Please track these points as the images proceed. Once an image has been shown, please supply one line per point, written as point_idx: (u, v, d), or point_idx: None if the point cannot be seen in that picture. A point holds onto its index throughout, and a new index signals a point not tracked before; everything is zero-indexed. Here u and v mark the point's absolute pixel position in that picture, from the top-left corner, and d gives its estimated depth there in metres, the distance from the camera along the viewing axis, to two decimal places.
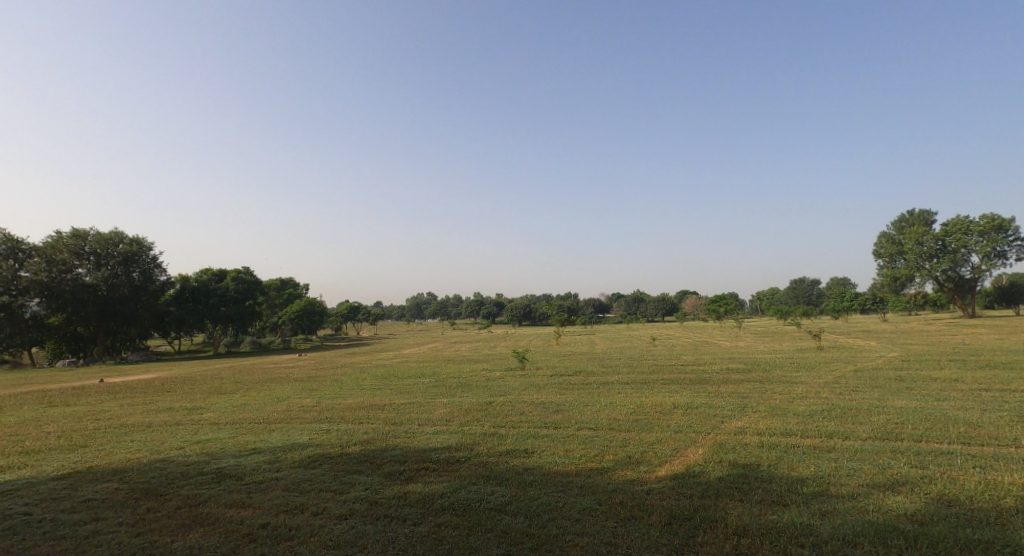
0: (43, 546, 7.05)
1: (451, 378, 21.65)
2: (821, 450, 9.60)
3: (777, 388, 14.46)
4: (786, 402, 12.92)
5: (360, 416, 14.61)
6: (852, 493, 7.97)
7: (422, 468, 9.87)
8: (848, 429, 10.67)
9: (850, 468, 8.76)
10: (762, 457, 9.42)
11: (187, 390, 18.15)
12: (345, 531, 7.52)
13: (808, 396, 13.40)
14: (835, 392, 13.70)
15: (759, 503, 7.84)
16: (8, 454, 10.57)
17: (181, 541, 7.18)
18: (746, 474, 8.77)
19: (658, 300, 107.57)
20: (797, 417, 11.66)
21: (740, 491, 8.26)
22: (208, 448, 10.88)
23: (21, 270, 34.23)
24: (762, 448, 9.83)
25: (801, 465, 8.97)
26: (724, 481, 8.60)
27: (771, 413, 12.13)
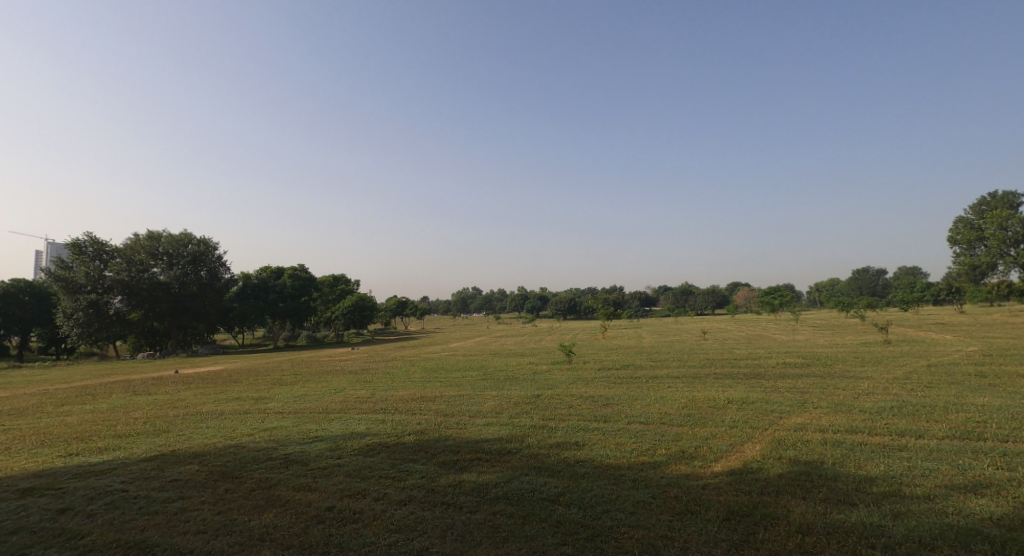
0: (136, 520, 7.62)
1: (500, 371, 21.92)
2: (892, 449, 9.22)
3: (840, 384, 13.95)
4: (851, 398, 12.44)
5: (413, 407, 14.99)
6: (928, 494, 7.64)
7: (475, 458, 10.07)
8: (923, 427, 10.19)
9: (925, 468, 8.39)
10: (826, 454, 9.13)
11: (252, 381, 19.11)
12: (405, 516, 7.79)
13: (875, 392, 12.85)
14: (907, 388, 13.08)
15: (824, 502, 7.62)
16: (101, 436, 11.46)
17: (258, 520, 7.62)
18: (808, 471, 8.54)
19: (708, 293, 104.99)
20: (864, 414, 11.22)
21: (803, 488, 8.06)
22: (275, 435, 11.45)
23: (105, 270, 36.82)
24: (826, 446, 9.50)
25: (870, 464, 8.65)
26: (785, 478, 8.38)
27: (835, 409, 11.71)
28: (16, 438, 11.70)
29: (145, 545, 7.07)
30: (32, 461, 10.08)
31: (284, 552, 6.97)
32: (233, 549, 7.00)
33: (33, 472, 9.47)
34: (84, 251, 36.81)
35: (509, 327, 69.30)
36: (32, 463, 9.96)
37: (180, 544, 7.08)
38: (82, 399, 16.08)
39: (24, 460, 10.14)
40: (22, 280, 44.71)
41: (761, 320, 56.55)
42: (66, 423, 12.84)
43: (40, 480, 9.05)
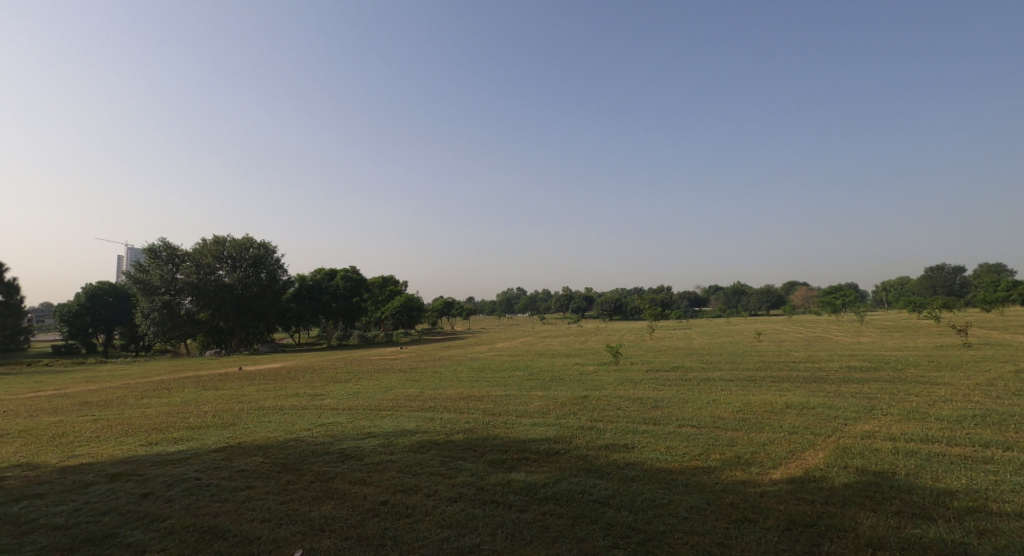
0: (209, 507, 8.10)
1: (545, 371, 21.96)
2: (974, 461, 8.74)
3: (912, 390, 13.28)
4: (925, 406, 11.83)
5: (461, 406, 15.24)
6: (1017, 512, 7.21)
7: (523, 457, 10.18)
8: (1010, 439, 9.60)
9: (1015, 484, 7.91)
10: (898, 465, 8.75)
11: (309, 379, 19.88)
12: (457, 513, 7.97)
13: (953, 400, 12.17)
14: (990, 396, 12.33)
15: (896, 515, 7.33)
16: (176, 428, 12.22)
17: (318, 511, 7.97)
18: (878, 482, 8.21)
19: (762, 294, 101.74)
20: (941, 422, 10.67)
21: (871, 500, 7.76)
22: (331, 430, 11.88)
23: (176, 273, 39.15)
24: (895, 455, 9.11)
25: (948, 477, 8.24)
26: (852, 488, 8.09)
27: (908, 417, 11.18)
28: (100, 428, 12.61)
29: (217, 530, 7.50)
30: (116, 449, 10.85)
31: (344, 542, 7.26)
32: (296, 537, 7.35)
33: (118, 459, 10.20)
34: (159, 256, 39.63)
35: (554, 328, 69.16)
36: (117, 450, 10.73)
37: (248, 531, 7.47)
38: (156, 393, 17.17)
39: (109, 448, 10.93)
40: (105, 282, 48.90)
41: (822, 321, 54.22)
42: (143, 415, 13.75)
43: (124, 467, 9.74)
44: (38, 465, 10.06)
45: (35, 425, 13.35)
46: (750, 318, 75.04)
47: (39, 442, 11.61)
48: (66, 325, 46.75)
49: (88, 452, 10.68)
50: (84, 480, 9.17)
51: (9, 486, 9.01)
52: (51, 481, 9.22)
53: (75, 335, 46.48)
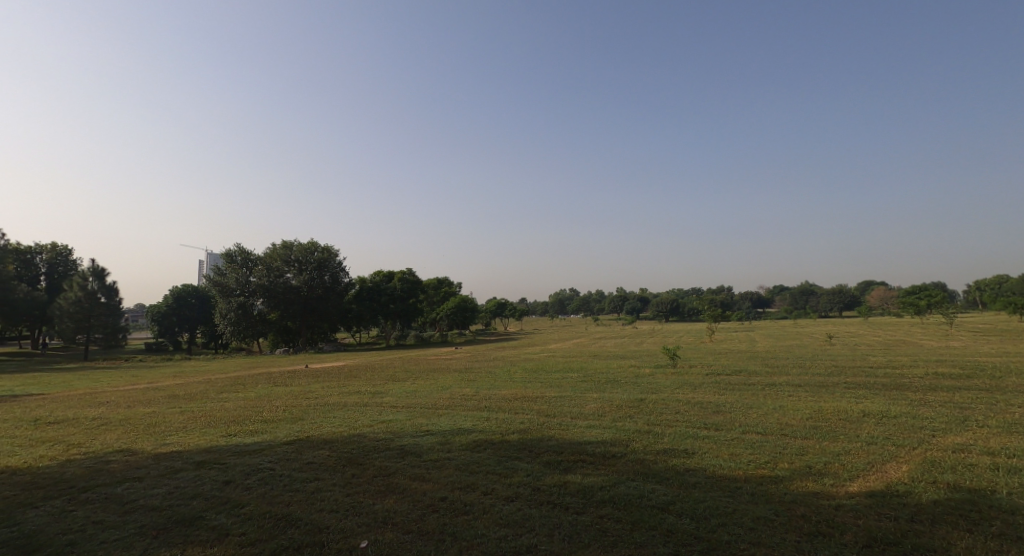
0: (282, 496, 8.40)
1: (600, 373, 21.63)
2: None
3: (1012, 401, 12.17)
4: None
5: (516, 407, 15.21)
6: None
7: (579, 460, 10.01)
8: None
9: None
10: (997, 483, 8.03)
11: (369, 377, 20.44)
12: (514, 512, 7.92)
13: None
14: None
15: (996, 538, 6.72)
16: (252, 421, 12.81)
17: (381, 504, 8.12)
18: (973, 500, 7.56)
19: (833, 294, 96.74)
20: None
21: (965, 519, 7.16)
22: (392, 427, 12.12)
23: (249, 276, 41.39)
24: (993, 472, 8.37)
25: None
26: (942, 506, 7.49)
27: (1007, 430, 10.25)
28: (187, 419, 13.39)
29: (289, 518, 7.75)
30: (201, 439, 11.47)
31: (406, 536, 7.35)
32: (361, 528, 7.50)
33: (202, 448, 10.78)
34: (234, 260, 42.04)
35: (610, 329, 68.18)
36: (202, 440, 11.36)
37: (317, 521, 7.69)
38: (233, 388, 18.09)
39: (195, 437, 11.59)
40: (189, 285, 52.17)
41: (905, 323, 50.58)
42: (223, 408, 14.50)
43: (208, 455, 10.29)
44: (136, 451, 10.77)
45: (132, 415, 14.33)
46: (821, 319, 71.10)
47: (137, 430, 12.45)
48: (155, 325, 50.28)
49: (177, 441, 11.35)
50: (175, 466, 9.75)
51: (113, 469, 9.68)
52: (147, 466, 9.83)
53: (164, 335, 49.84)
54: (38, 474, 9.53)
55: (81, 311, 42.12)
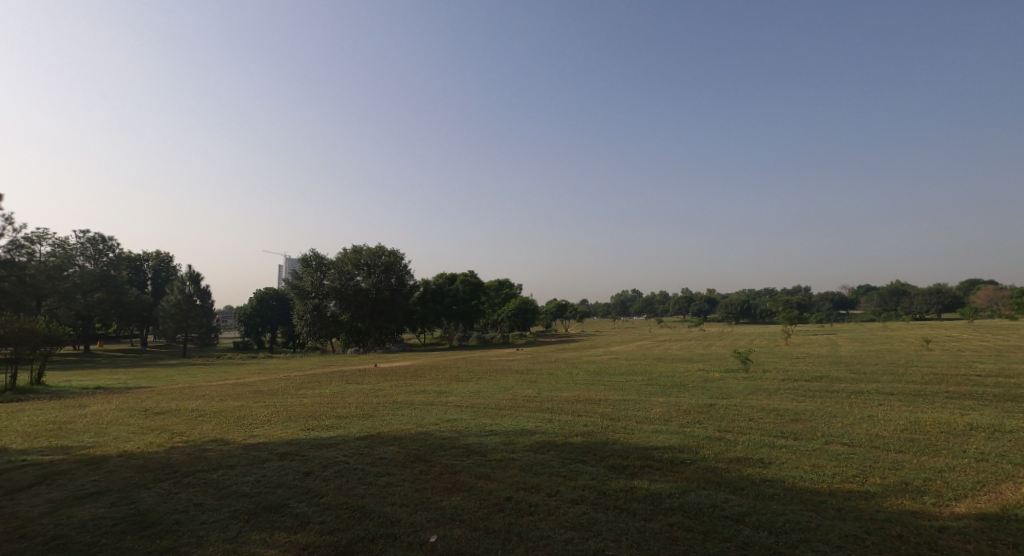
0: (357, 488, 8.59)
1: (665, 377, 20.95)
2: None
3: None
4: None
5: (579, 409, 14.94)
6: None
7: (645, 465, 9.65)
8: None
9: None
10: None
11: (433, 377, 20.74)
12: (579, 516, 7.71)
13: None
14: None
15: None
16: (327, 416, 13.25)
17: (448, 501, 8.14)
18: None
19: (930, 295, 89.35)
20: None
21: None
22: (456, 426, 12.19)
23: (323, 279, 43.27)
24: None
25: None
26: None
27: None
28: (271, 413, 14.04)
29: (364, 510, 7.89)
30: (283, 432, 11.98)
31: (473, 533, 7.30)
32: (429, 523, 7.52)
33: (284, 440, 11.24)
34: (310, 265, 44.13)
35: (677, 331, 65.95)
36: (283, 433, 11.85)
37: (389, 514, 7.78)
38: (309, 385, 18.84)
39: (278, 430, 12.11)
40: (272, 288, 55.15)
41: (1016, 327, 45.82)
42: (301, 404, 15.11)
43: (290, 447, 10.70)
44: (229, 441, 11.39)
45: (223, 408, 15.20)
46: (913, 322, 65.74)
47: (227, 422, 13.17)
48: (242, 325, 53.52)
49: (262, 433, 11.91)
50: (261, 456, 10.20)
51: (208, 456, 10.25)
52: (238, 455, 10.34)
53: (250, 334, 52.85)
54: (148, 458, 10.23)
55: (179, 312, 45.60)
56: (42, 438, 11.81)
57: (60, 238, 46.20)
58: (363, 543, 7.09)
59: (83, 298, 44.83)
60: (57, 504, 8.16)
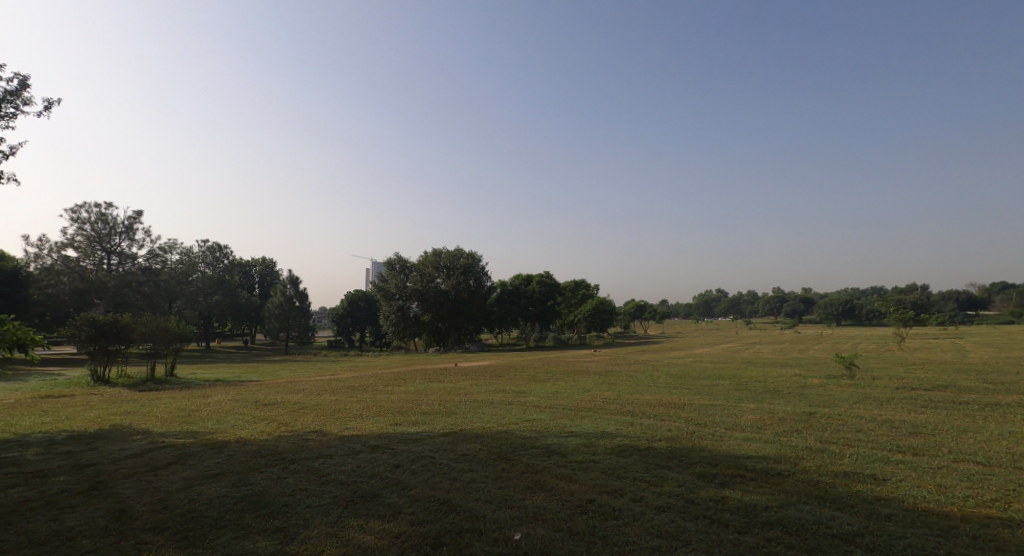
0: (442, 482, 8.62)
1: (756, 381, 19.66)
2: None
3: None
4: None
5: (662, 413, 14.27)
6: None
7: (737, 474, 8.98)
8: None
9: None
10: None
11: (512, 376, 20.69)
12: (666, 523, 7.26)
13: None
14: None
15: None
16: (413, 412, 13.52)
17: (530, 500, 7.95)
18: None
19: None
20: None
21: None
22: (536, 426, 12.01)
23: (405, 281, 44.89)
24: None
25: None
26: None
27: None
28: (362, 407, 14.54)
29: (450, 504, 7.88)
30: (373, 425, 12.34)
31: (557, 533, 7.06)
32: (513, 521, 7.38)
33: (375, 433, 11.57)
34: (394, 267, 45.84)
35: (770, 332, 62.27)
36: (374, 427, 12.21)
37: (474, 509, 7.71)
38: (395, 382, 19.39)
39: (369, 424, 12.50)
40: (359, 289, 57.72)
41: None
42: (388, 400, 15.52)
43: (380, 440, 10.99)
44: (327, 432, 11.88)
45: (320, 401, 15.95)
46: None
47: (325, 415, 13.77)
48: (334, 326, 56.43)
49: (355, 426, 12.34)
50: (355, 447, 10.54)
51: (309, 446, 10.73)
52: (335, 446, 10.75)
53: (341, 333, 55.69)
54: (260, 445, 10.87)
55: (282, 313, 48.78)
56: (174, 423, 12.87)
57: (185, 251, 51.79)
58: (450, 536, 7.04)
59: (205, 299, 49.55)
60: (189, 481, 8.78)
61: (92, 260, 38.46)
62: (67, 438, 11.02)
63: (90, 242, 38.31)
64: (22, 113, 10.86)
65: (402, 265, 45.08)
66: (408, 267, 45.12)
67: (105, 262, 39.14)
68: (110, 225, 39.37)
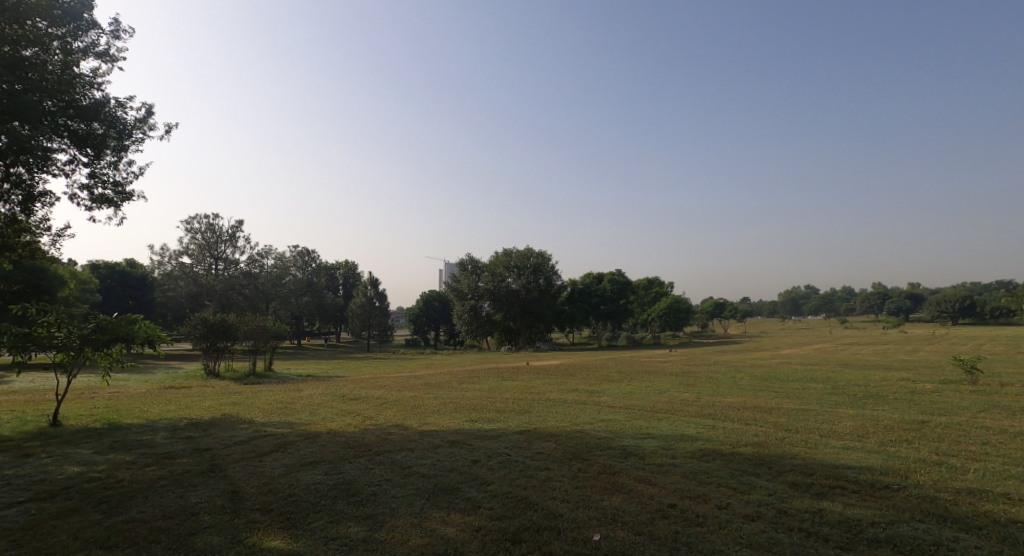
0: (518, 479, 8.60)
1: (854, 386, 18.24)
2: None
3: None
4: None
5: (748, 417, 13.54)
6: None
7: (837, 486, 8.33)
8: None
9: None
10: None
11: (586, 376, 20.42)
12: (757, 533, 6.84)
13: None
14: None
15: None
16: (488, 409, 13.64)
17: (608, 502, 7.76)
18: None
19: None
20: None
21: None
22: (612, 426, 11.75)
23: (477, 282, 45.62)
24: None
25: None
26: None
27: None
28: (440, 403, 14.85)
29: (527, 501, 7.84)
30: (451, 421, 12.55)
31: (637, 537, 6.83)
32: (591, 521, 7.23)
33: (453, 429, 11.76)
34: (466, 268, 46.66)
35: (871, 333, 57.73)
36: (451, 423, 12.42)
37: (552, 507, 7.63)
38: (470, 380, 19.66)
39: (447, 420, 12.73)
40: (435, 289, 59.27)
41: None
42: (464, 397, 15.76)
43: (458, 436, 11.14)
44: (408, 426, 12.22)
45: (400, 397, 16.47)
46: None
47: (405, 410, 14.20)
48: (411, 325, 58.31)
49: (434, 422, 12.61)
50: (434, 442, 10.76)
51: (392, 439, 11.09)
52: (415, 440, 11.03)
53: (417, 332, 57.44)
54: (348, 437, 11.37)
55: (364, 312, 50.91)
56: (274, 414, 13.74)
57: (279, 254, 55.50)
58: (529, 532, 7.00)
59: (297, 300, 52.71)
60: (288, 467, 9.32)
61: (203, 266, 41.85)
62: (187, 424, 12.03)
63: (202, 250, 41.76)
64: (147, 137, 11.97)
65: (474, 265, 45.93)
66: (480, 268, 45.89)
67: (214, 268, 42.44)
68: (217, 234, 42.52)
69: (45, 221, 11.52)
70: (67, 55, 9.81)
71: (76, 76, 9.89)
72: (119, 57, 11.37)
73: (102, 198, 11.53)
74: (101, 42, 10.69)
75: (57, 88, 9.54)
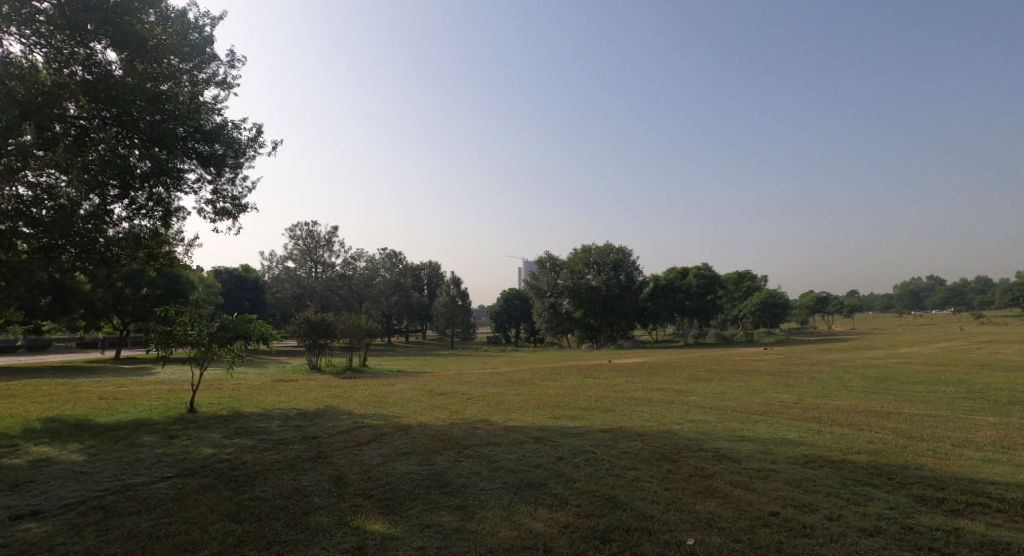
0: (606, 478, 8.78)
1: (989, 390, 16.64)
2: None
3: None
4: None
5: (856, 422, 12.81)
6: None
7: (974, 503, 7.80)
8: None
9: None
10: None
11: (673, 375, 20.05)
12: (875, 550, 6.61)
13: None
14: None
15: None
16: (573, 407, 13.85)
17: (703, 505, 7.77)
18: None
19: None
20: None
21: None
22: (702, 428, 11.56)
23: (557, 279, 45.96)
24: None
25: None
26: None
27: None
28: (523, 400, 15.23)
29: (615, 500, 8.02)
30: (534, 418, 12.90)
31: (737, 544, 6.81)
32: (685, 525, 7.28)
33: (537, 425, 12.10)
34: (545, 266, 47.13)
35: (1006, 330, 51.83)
36: (536, 419, 12.75)
37: (641, 508, 7.75)
38: (555, 377, 19.92)
39: (530, 416, 13.08)
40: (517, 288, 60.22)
41: None
42: (548, 394, 16.04)
43: (542, 433, 11.47)
44: (493, 422, 12.71)
45: (486, 393, 17.02)
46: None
47: (491, 405, 14.71)
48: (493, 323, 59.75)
49: (519, 418, 13.01)
50: (519, 438, 11.14)
51: (479, 433, 11.61)
52: (501, 435, 11.48)
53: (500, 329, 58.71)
54: (438, 430, 12.03)
55: (448, 311, 52.53)
56: (369, 407, 14.73)
57: (369, 256, 58.54)
58: (620, 532, 7.18)
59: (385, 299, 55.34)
60: (385, 457, 10.07)
61: (304, 269, 45.06)
62: (296, 414, 13.22)
63: (303, 254, 44.94)
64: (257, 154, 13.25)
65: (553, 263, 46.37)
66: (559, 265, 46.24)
67: (314, 271, 45.50)
68: (316, 239, 45.57)
69: (178, 232, 13.11)
70: (194, 86, 11.09)
71: (201, 104, 11.14)
72: (232, 84, 12.66)
73: (223, 210, 12.92)
74: (219, 72, 11.97)
75: (187, 116, 10.82)
